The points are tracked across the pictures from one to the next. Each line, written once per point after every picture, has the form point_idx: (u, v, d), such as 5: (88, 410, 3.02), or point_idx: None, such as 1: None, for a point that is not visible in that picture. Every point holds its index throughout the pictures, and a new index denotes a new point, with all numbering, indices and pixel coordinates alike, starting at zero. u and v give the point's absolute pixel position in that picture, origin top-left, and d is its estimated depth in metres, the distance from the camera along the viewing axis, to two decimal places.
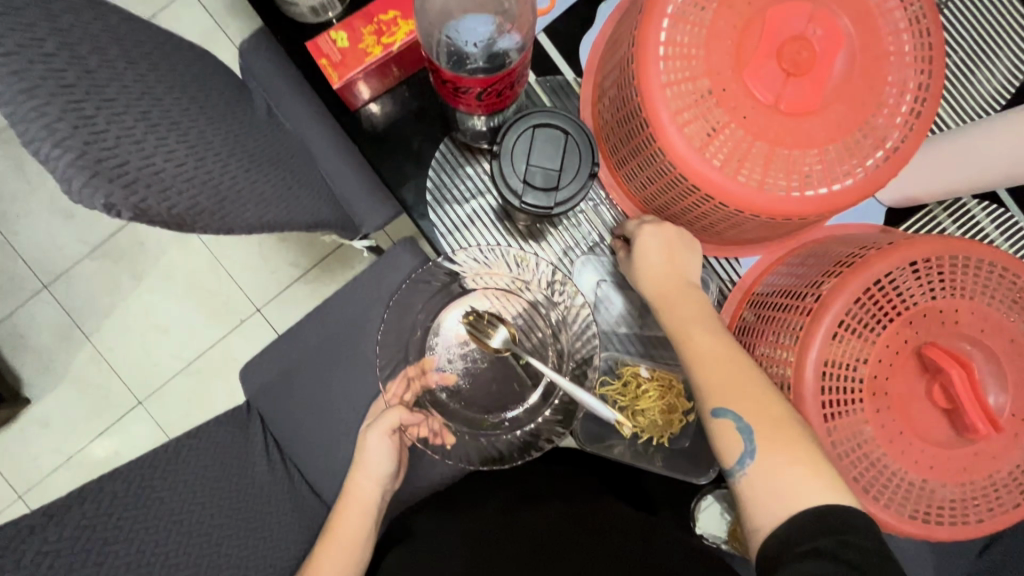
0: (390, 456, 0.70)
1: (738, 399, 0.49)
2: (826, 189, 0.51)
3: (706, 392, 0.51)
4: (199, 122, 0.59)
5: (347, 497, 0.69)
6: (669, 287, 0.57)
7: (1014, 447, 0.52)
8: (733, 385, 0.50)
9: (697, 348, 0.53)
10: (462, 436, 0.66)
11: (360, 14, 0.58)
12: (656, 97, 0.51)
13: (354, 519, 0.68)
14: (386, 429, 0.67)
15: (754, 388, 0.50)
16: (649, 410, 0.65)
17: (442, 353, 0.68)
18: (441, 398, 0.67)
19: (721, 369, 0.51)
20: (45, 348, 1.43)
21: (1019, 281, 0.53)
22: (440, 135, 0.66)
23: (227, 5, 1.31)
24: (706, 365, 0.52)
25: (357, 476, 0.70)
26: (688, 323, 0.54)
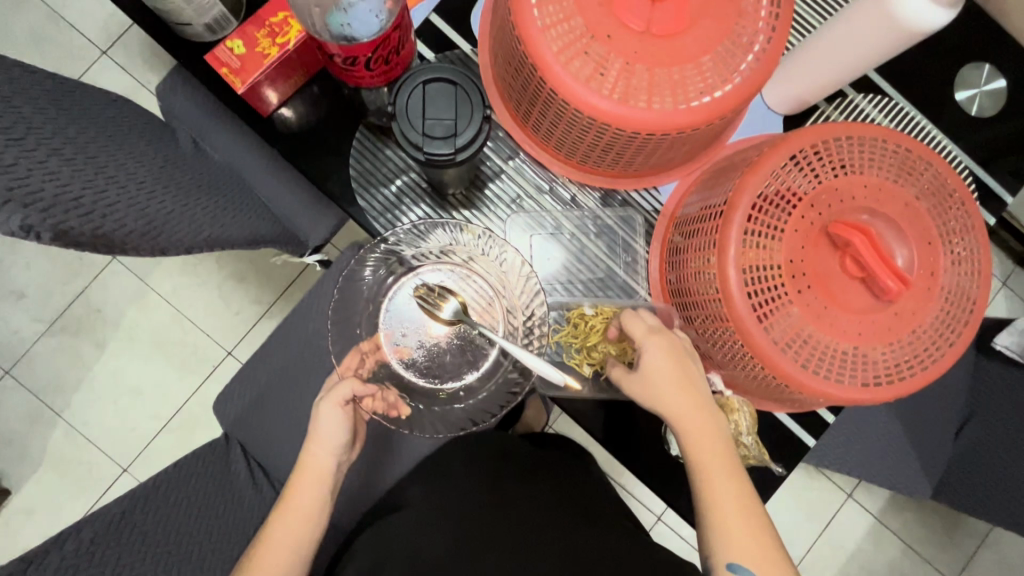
0: (344, 428, 0.67)
1: (755, 556, 0.54)
2: (709, 97, 0.55)
3: (725, 544, 0.55)
4: (115, 156, 0.64)
5: (302, 470, 0.68)
6: (700, 424, 0.58)
7: (930, 301, 0.56)
8: (748, 539, 0.55)
9: (722, 505, 0.56)
10: (417, 408, 0.70)
11: (251, 20, 0.60)
12: (538, 41, 0.55)
13: (308, 493, 0.68)
14: (339, 400, 0.66)
15: (764, 540, 0.55)
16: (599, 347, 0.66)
17: (396, 327, 0.70)
18: (399, 371, 0.69)
19: (742, 520, 0.55)
20: (17, 434, 1.39)
21: (903, 148, 0.57)
22: (355, 124, 0.68)
23: (143, 61, 1.33)
24: (731, 516, 0.55)
25: (313, 448, 0.68)
26: (712, 470, 0.57)
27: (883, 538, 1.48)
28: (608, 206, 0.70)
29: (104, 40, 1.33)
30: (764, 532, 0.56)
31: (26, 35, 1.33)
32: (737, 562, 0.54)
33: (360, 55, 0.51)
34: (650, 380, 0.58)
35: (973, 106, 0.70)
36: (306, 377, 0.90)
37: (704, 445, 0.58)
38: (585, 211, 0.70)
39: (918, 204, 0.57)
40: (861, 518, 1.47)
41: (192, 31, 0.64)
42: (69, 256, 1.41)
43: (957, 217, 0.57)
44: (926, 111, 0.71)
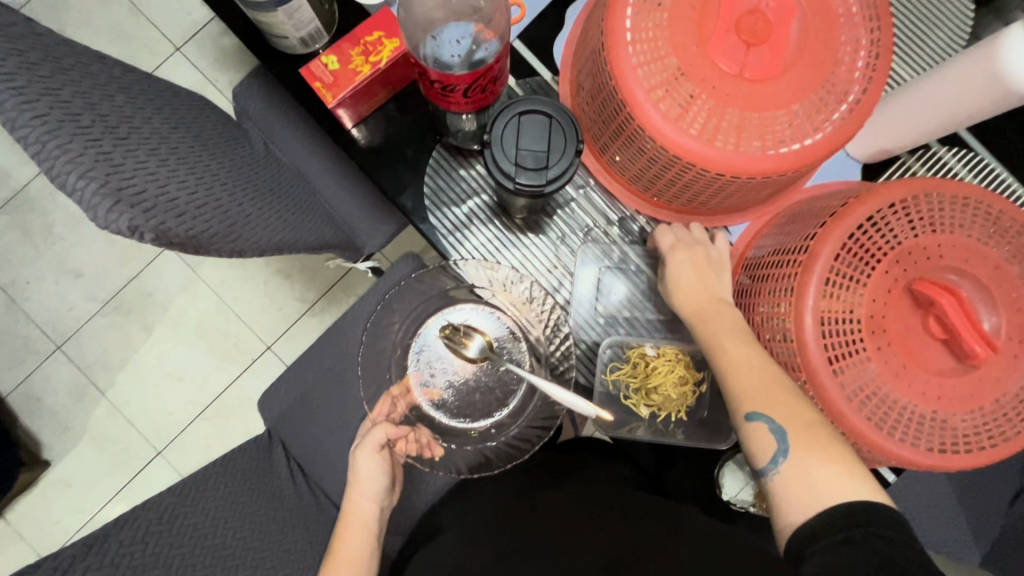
0: (383, 472, 0.73)
1: (773, 402, 0.52)
2: (798, 145, 0.55)
3: (739, 398, 0.53)
4: (204, 159, 0.66)
5: (347, 517, 0.71)
6: (704, 303, 0.61)
7: (1016, 370, 0.54)
8: (763, 386, 0.53)
9: (732, 354, 0.56)
10: (449, 447, 0.71)
11: (347, 38, 0.62)
12: (629, 77, 0.55)
13: (355, 542, 0.70)
14: (374, 446, 0.72)
15: (788, 398, 0.52)
16: (663, 385, 0.67)
17: (424, 368, 0.71)
18: (429, 412, 0.71)
19: (752, 374, 0.54)
20: (62, 407, 1.44)
21: (995, 210, 0.56)
22: (432, 143, 0.69)
23: (215, 61, 1.38)
24: (738, 371, 0.54)
25: (355, 496, 0.72)
26: (722, 332, 0.58)
27: None
28: None
29: (179, 37, 1.39)
30: (783, 383, 0.53)
31: (107, 29, 1.39)
32: (752, 409, 0.52)
33: (458, 84, 0.51)
34: (675, 288, 0.63)
35: None
36: (351, 382, 0.92)
37: (713, 322, 0.59)
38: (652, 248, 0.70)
39: (1010, 268, 0.55)
40: None
41: (287, 44, 0.66)
42: (126, 241, 1.46)
43: None
44: (1013, 169, 0.68)
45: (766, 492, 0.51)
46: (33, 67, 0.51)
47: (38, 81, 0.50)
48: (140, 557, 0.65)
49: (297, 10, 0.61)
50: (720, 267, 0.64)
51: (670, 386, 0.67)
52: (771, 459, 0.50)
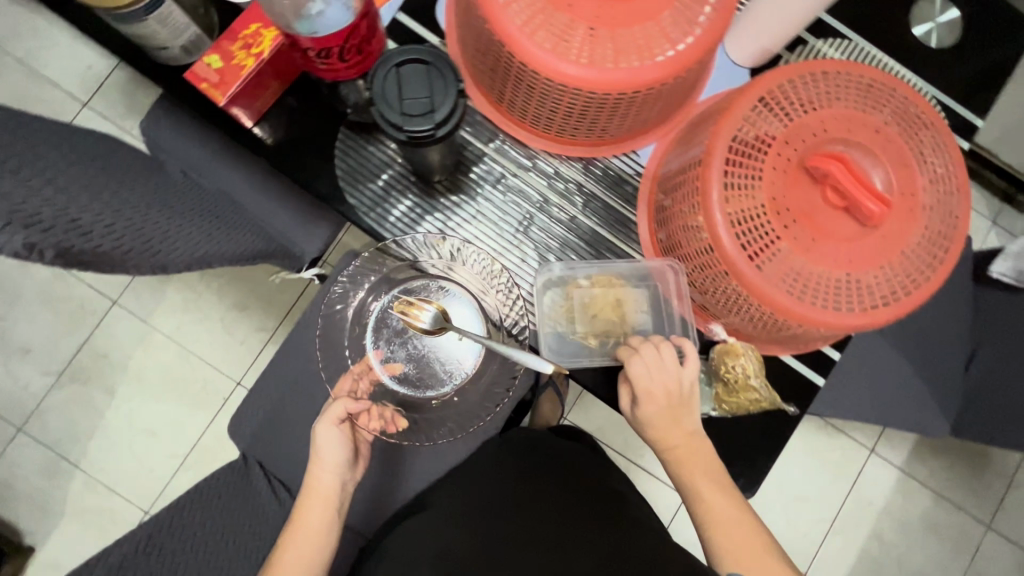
0: (344, 445, 0.72)
1: (756, 568, 0.62)
2: (673, 51, 0.57)
3: (726, 558, 0.63)
4: (109, 187, 0.66)
5: (308, 490, 0.72)
6: (683, 450, 0.66)
7: (914, 220, 0.58)
8: (744, 549, 0.63)
9: (713, 509, 0.64)
10: (412, 419, 0.73)
11: (226, 35, 0.62)
12: (502, 18, 0.57)
13: (316, 513, 0.71)
14: (334, 419, 0.70)
15: (765, 562, 0.62)
16: (601, 307, 0.70)
17: (383, 345, 0.73)
18: (391, 386, 0.73)
19: (733, 534, 0.63)
20: (36, 489, 1.39)
21: (866, 79, 0.59)
22: (337, 126, 0.70)
23: (126, 108, 1.36)
24: (722, 528, 0.64)
25: (316, 470, 0.72)
26: (705, 483, 0.65)
27: (911, 490, 1.47)
28: (592, 176, 0.72)
29: (84, 91, 1.36)
30: (766, 546, 0.64)
31: (6, 95, 1.35)
32: (738, 572, 0.62)
33: (332, 46, 0.52)
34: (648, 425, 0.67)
35: (933, 39, 0.73)
36: (317, 388, 0.91)
37: (691, 464, 0.66)
38: (571, 182, 0.71)
39: (888, 129, 0.59)
40: (887, 471, 1.47)
41: (170, 54, 0.66)
42: (70, 307, 1.42)
43: (928, 137, 0.59)
44: (886, 49, 0.73)
45: None
46: None
47: None
48: None
49: (170, 16, 0.61)
50: (690, 401, 0.66)
51: (607, 308, 0.70)
52: None
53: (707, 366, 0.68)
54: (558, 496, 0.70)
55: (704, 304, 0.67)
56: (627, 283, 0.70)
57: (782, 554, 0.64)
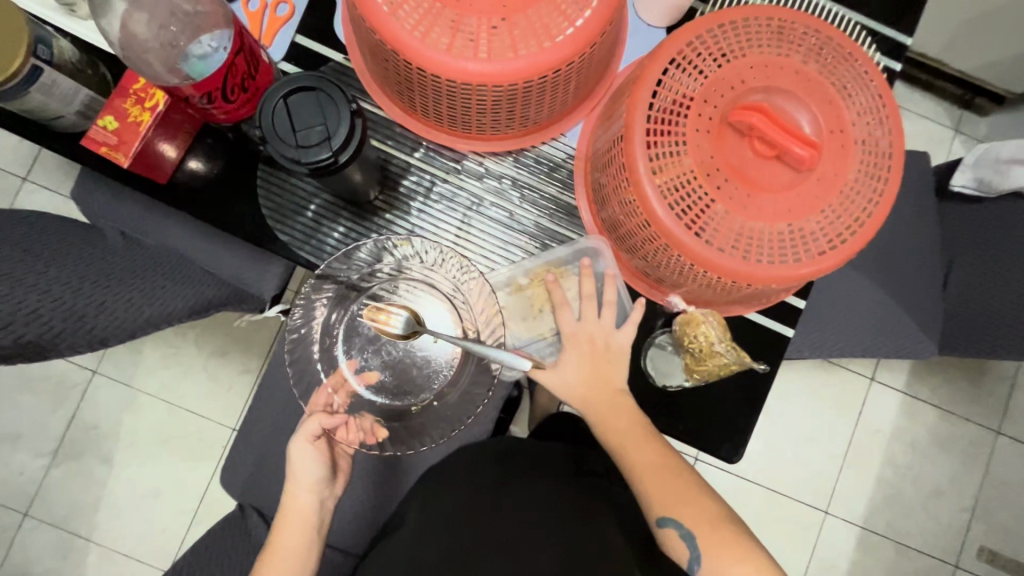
0: (317, 461, 0.72)
1: (681, 509, 0.61)
2: (572, 28, 0.55)
3: (653, 504, 0.61)
4: (36, 266, 0.65)
5: (285, 512, 0.71)
6: (602, 403, 0.65)
7: (848, 158, 0.56)
8: (666, 490, 0.62)
9: (635, 460, 0.63)
10: (393, 428, 0.70)
11: (116, 94, 0.60)
12: (391, 26, 0.54)
13: (292, 536, 0.70)
14: (308, 435, 0.70)
15: (689, 499, 0.61)
16: (534, 295, 0.69)
17: (357, 354, 0.70)
18: (369, 397, 0.70)
19: (656, 479, 0.62)
20: (53, 569, 1.39)
21: (775, 21, 0.57)
22: (256, 164, 0.67)
23: (65, 175, 1.32)
24: (644, 475, 0.63)
25: (292, 488, 0.72)
26: (622, 435, 0.64)
27: (916, 410, 1.48)
28: (523, 167, 0.70)
29: (20, 165, 1.32)
30: (687, 484, 0.62)
31: None
32: (663, 515, 0.61)
33: (214, 89, 0.50)
34: (571, 387, 0.67)
35: None
36: (300, 426, 0.91)
37: (610, 419, 0.65)
38: (503, 177, 0.69)
39: (808, 69, 0.57)
40: (889, 396, 1.47)
41: (66, 122, 0.63)
42: (51, 384, 1.40)
43: (851, 69, 0.57)
44: None
45: None
46: None
47: None
48: None
49: (53, 84, 0.58)
50: (619, 358, 0.67)
51: (539, 297, 0.70)
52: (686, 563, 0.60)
53: (673, 338, 0.67)
54: (533, 495, 0.67)
55: (660, 277, 0.65)
56: (567, 269, 0.69)
57: (709, 491, 0.63)
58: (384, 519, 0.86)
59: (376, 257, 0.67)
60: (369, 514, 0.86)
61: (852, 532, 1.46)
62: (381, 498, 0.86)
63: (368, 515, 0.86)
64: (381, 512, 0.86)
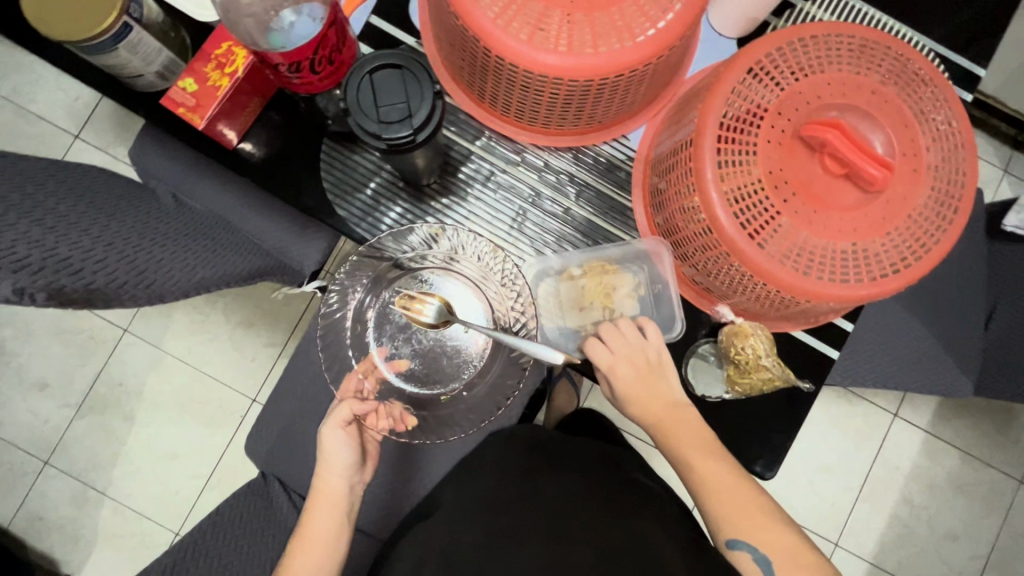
0: (349, 447, 0.71)
1: (755, 533, 0.58)
2: (653, 30, 0.55)
3: (723, 525, 0.59)
4: (99, 220, 0.66)
5: (317, 495, 0.72)
6: (664, 415, 0.65)
7: (918, 183, 0.56)
8: (740, 512, 0.59)
9: (704, 476, 0.61)
10: (421, 416, 0.71)
11: (198, 57, 0.61)
12: (475, 13, 0.55)
13: (322, 521, 0.71)
14: (340, 421, 0.69)
15: (765, 523, 0.59)
16: (593, 288, 0.69)
17: (387, 342, 0.71)
18: (398, 384, 0.71)
19: (730, 500, 0.60)
20: (67, 518, 1.42)
21: (855, 39, 0.57)
22: (320, 138, 0.69)
23: (117, 136, 1.36)
24: (716, 495, 0.60)
25: (324, 473, 0.72)
26: (694, 450, 0.62)
27: (937, 451, 1.45)
28: (582, 165, 0.70)
29: (74, 123, 1.36)
30: (760, 505, 0.60)
31: None
32: (735, 537, 0.59)
33: (303, 59, 0.51)
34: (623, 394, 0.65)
35: None
36: (328, 402, 0.91)
37: (677, 433, 0.64)
38: (562, 173, 0.70)
39: (885, 90, 0.57)
40: (911, 434, 1.45)
41: (145, 81, 0.65)
42: (82, 338, 1.43)
43: (928, 95, 0.57)
44: (877, 3, 0.70)
45: None
46: None
47: None
48: None
49: (139, 43, 0.60)
50: (661, 368, 0.65)
51: (598, 289, 0.69)
52: None
53: (719, 349, 0.67)
54: (563, 487, 0.68)
55: (709, 286, 0.65)
56: (620, 268, 0.69)
57: (782, 515, 0.60)
58: (403, 503, 0.87)
59: (428, 241, 0.67)
60: (389, 497, 0.86)
61: (860, 567, 1.43)
62: (402, 481, 0.87)
63: (387, 496, 0.86)
64: (401, 495, 0.87)
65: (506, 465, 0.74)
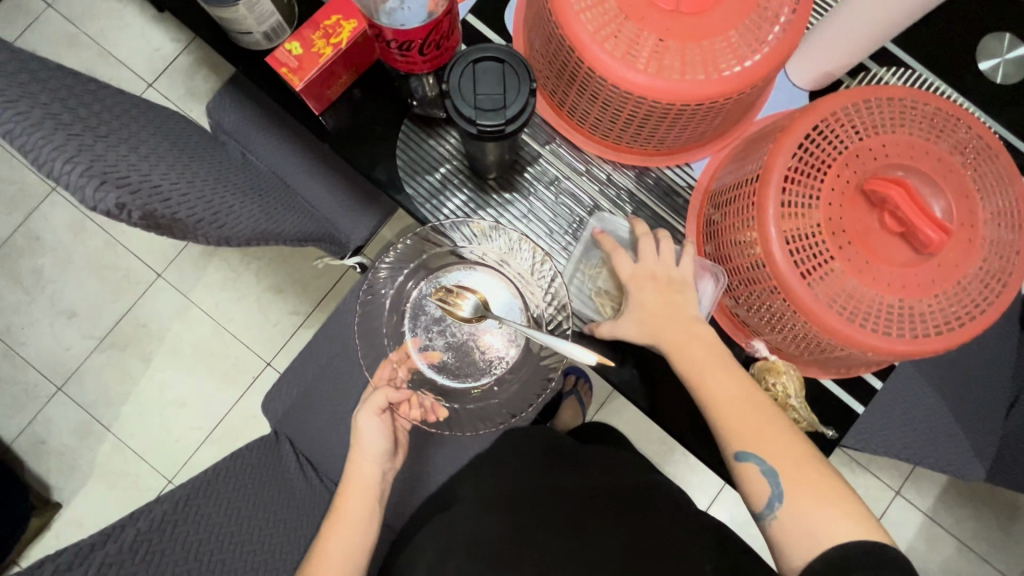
0: (382, 433, 0.75)
1: (765, 447, 0.59)
2: (740, 67, 0.58)
3: (732, 440, 0.60)
4: (182, 161, 0.70)
5: (350, 480, 0.75)
6: (679, 328, 0.63)
7: (971, 252, 0.58)
8: (750, 426, 0.60)
9: (715, 394, 0.61)
10: (450, 408, 0.74)
11: (307, 24, 0.66)
12: (575, 24, 0.58)
13: (357, 501, 0.74)
14: (375, 408, 0.74)
15: (773, 435, 0.60)
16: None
17: (421, 333, 0.73)
18: (430, 374, 0.73)
19: (739, 413, 0.61)
20: (67, 447, 1.44)
21: (930, 107, 0.59)
22: (401, 119, 0.72)
23: (188, 91, 1.41)
24: (727, 410, 0.61)
25: (357, 457, 0.76)
26: (705, 365, 0.62)
27: (935, 537, 1.43)
28: (643, 186, 0.73)
29: (151, 72, 1.42)
30: (770, 419, 0.61)
31: (77, 69, 1.41)
32: (742, 449, 0.60)
33: (414, 39, 0.55)
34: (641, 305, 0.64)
35: (999, 75, 0.73)
36: (351, 373, 0.94)
37: (687, 347, 0.63)
38: (622, 190, 0.73)
39: (952, 159, 0.59)
40: (911, 515, 1.43)
41: (251, 39, 0.69)
42: (116, 276, 1.47)
43: (993, 171, 0.59)
44: (949, 80, 0.73)
45: (768, 535, 0.59)
46: (20, 85, 0.54)
47: (28, 96, 0.54)
48: (158, 544, 0.66)
49: (257, 3, 0.64)
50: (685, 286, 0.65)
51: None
52: (765, 503, 0.59)
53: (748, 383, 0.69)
54: (584, 484, 0.70)
55: (747, 320, 0.67)
56: None
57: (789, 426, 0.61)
58: (407, 483, 0.88)
59: (485, 234, 0.69)
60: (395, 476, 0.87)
61: None
62: (409, 463, 0.88)
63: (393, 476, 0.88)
64: (406, 476, 0.88)
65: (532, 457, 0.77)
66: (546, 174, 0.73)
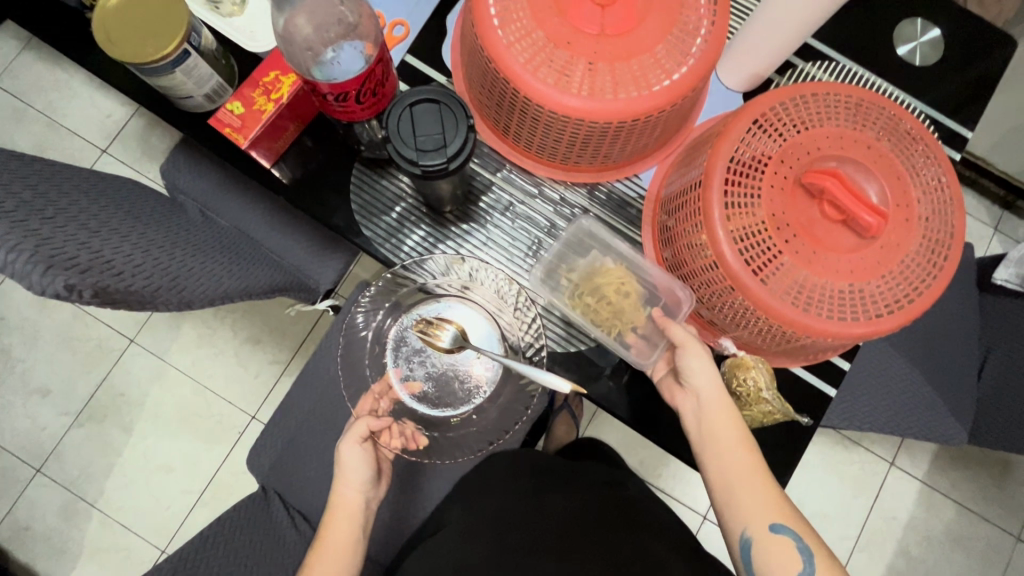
0: (366, 462, 0.72)
1: (796, 521, 0.60)
2: (669, 80, 0.60)
3: (765, 514, 0.60)
4: (136, 230, 0.69)
5: (334, 508, 0.72)
6: (722, 406, 0.63)
7: (910, 232, 0.60)
8: (775, 500, 0.61)
9: (740, 465, 0.62)
10: (432, 436, 0.73)
11: (247, 83, 0.67)
12: (506, 56, 0.60)
13: (342, 528, 0.71)
14: (357, 438, 0.71)
15: (801, 518, 0.61)
16: (605, 286, 0.69)
17: (403, 363, 0.73)
18: (411, 405, 0.73)
19: (767, 487, 0.62)
20: (52, 530, 1.39)
21: (852, 99, 0.62)
22: (351, 163, 0.73)
23: (143, 152, 1.41)
24: (756, 481, 0.62)
25: (342, 487, 0.73)
26: (733, 439, 0.63)
27: (935, 502, 1.45)
28: (596, 200, 0.74)
29: (103, 138, 1.41)
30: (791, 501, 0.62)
31: (28, 144, 1.40)
32: (779, 522, 0.60)
33: (350, 90, 0.57)
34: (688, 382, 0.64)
35: (916, 58, 0.77)
36: (333, 418, 0.93)
37: (721, 429, 0.63)
38: (576, 207, 0.74)
39: (880, 145, 0.62)
40: (909, 484, 1.45)
41: (194, 102, 0.70)
42: (88, 346, 1.44)
43: (920, 152, 0.62)
44: (872, 67, 0.77)
45: None
46: None
47: None
48: None
49: (195, 68, 0.65)
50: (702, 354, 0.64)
51: (611, 286, 0.69)
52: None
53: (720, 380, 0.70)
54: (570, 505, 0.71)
55: (713, 319, 0.68)
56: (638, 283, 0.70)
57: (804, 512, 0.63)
58: (402, 522, 0.87)
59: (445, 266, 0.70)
60: (390, 518, 0.86)
61: None
62: (401, 504, 0.87)
63: (387, 519, 0.86)
64: (400, 517, 0.87)
65: (514, 477, 0.78)
66: (500, 198, 0.74)
